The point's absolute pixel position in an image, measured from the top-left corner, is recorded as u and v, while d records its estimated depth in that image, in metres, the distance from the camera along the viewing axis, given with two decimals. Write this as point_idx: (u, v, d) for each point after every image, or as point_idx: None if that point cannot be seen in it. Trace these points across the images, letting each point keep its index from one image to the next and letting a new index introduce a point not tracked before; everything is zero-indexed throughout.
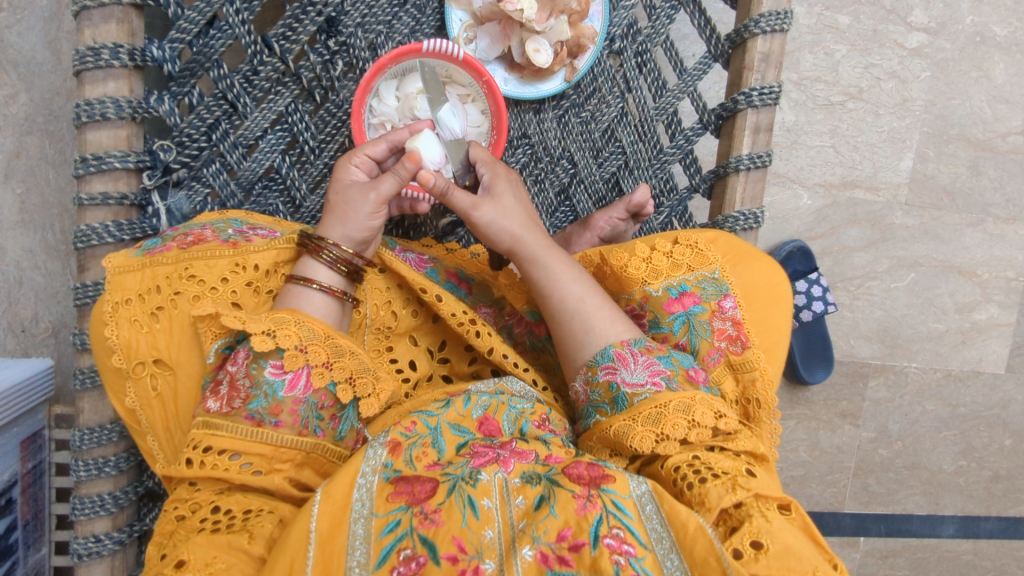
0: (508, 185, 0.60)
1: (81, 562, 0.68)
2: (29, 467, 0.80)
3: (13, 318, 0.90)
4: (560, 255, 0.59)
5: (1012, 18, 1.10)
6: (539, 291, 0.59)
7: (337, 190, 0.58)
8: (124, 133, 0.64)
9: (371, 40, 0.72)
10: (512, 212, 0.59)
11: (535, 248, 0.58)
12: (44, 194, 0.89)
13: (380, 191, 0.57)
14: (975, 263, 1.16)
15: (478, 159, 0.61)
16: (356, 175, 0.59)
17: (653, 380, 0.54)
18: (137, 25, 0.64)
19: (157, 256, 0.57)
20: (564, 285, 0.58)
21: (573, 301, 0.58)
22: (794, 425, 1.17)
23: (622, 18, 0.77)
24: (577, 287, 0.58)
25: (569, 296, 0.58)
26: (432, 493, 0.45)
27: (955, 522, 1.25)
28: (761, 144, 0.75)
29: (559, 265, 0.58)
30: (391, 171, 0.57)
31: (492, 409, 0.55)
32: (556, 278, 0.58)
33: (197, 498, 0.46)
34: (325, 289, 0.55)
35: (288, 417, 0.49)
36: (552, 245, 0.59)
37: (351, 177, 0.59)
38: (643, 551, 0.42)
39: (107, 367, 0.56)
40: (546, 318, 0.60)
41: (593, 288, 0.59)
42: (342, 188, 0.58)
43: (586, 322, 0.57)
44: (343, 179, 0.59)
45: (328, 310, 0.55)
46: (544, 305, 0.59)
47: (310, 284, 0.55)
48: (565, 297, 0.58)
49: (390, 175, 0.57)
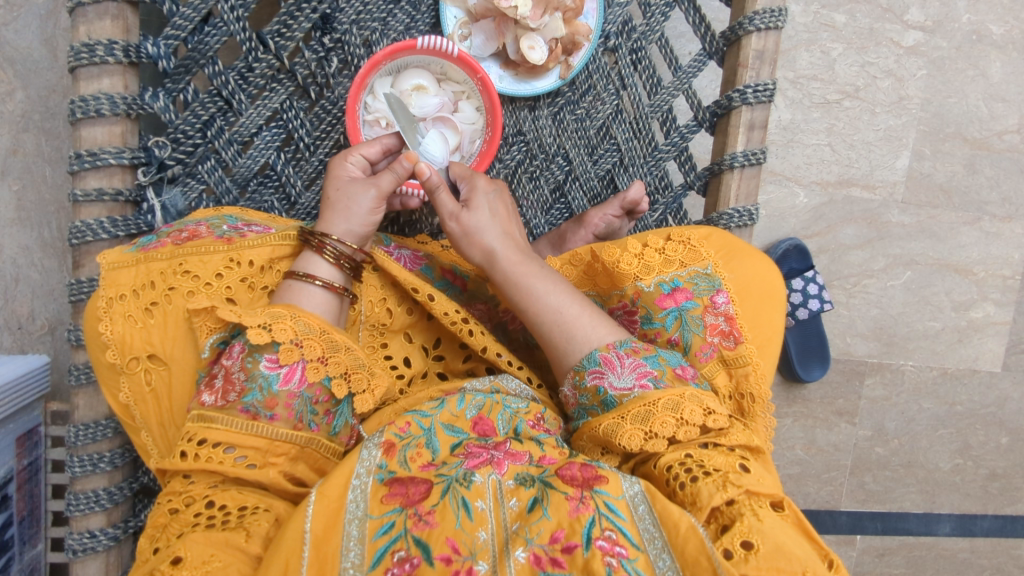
0: (483, 199, 0.61)
1: (76, 558, 0.68)
2: (25, 462, 0.80)
3: (10, 315, 0.90)
4: (535, 268, 0.59)
5: (1009, 17, 1.11)
6: (517, 307, 0.59)
7: (336, 185, 0.58)
8: (120, 129, 0.64)
9: (367, 37, 0.73)
10: (483, 226, 0.59)
11: (508, 263, 0.59)
12: (41, 192, 0.89)
13: (380, 187, 0.58)
14: (972, 262, 1.16)
15: (457, 173, 0.62)
16: (352, 172, 0.60)
17: (641, 383, 0.53)
18: (132, 21, 0.64)
19: (153, 252, 0.57)
20: (541, 297, 0.58)
21: (551, 312, 0.57)
22: (790, 423, 1.17)
23: (617, 15, 0.77)
24: (554, 297, 0.58)
25: (546, 307, 0.57)
26: (427, 494, 0.46)
27: (951, 521, 1.25)
28: (756, 141, 0.75)
29: (534, 277, 0.58)
30: (390, 169, 0.58)
31: (486, 408, 0.56)
32: (532, 290, 0.58)
33: (191, 491, 0.46)
34: (325, 285, 0.55)
35: (283, 411, 0.49)
36: (529, 257, 0.60)
37: (347, 173, 0.59)
38: (635, 552, 0.42)
39: (102, 362, 0.56)
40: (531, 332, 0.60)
41: (572, 296, 0.58)
42: (341, 183, 0.58)
43: (567, 330, 0.57)
44: (338, 180, 0.59)
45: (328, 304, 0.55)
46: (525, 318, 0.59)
47: (311, 280, 0.55)
48: (543, 308, 0.57)
49: (388, 172, 0.58)
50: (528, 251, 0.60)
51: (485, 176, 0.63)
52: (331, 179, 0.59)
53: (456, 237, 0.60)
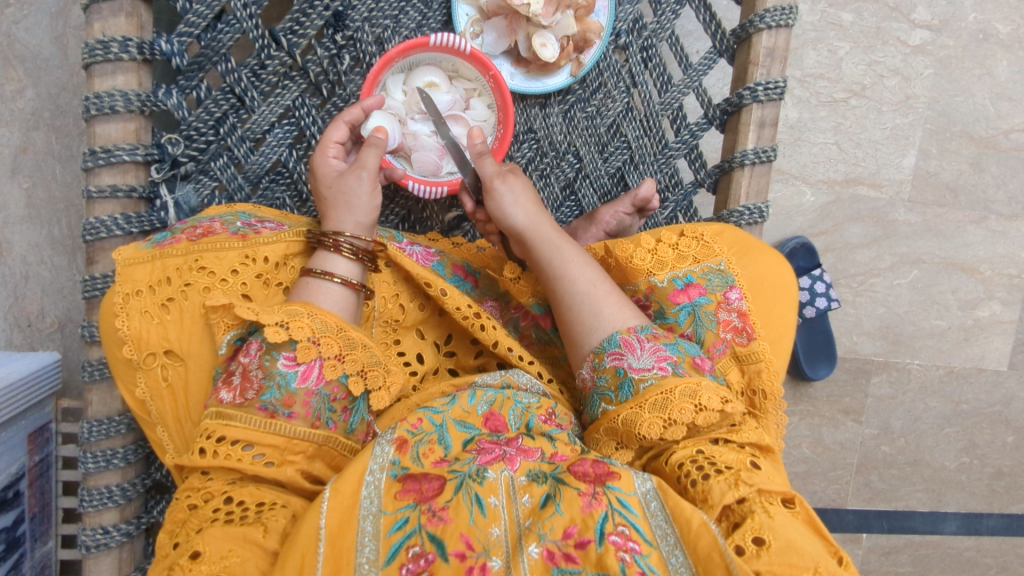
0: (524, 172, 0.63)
1: (90, 554, 0.68)
2: (36, 459, 0.81)
3: (19, 312, 0.90)
4: (570, 243, 0.60)
5: (1015, 15, 1.11)
6: (550, 275, 0.59)
7: (328, 184, 0.58)
8: (134, 126, 0.64)
9: (379, 35, 0.73)
10: (525, 196, 0.60)
11: (547, 231, 0.60)
12: (51, 190, 0.89)
13: (367, 168, 0.58)
14: (978, 260, 1.16)
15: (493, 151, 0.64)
16: (336, 165, 0.60)
17: (659, 364, 0.54)
18: (146, 19, 0.64)
19: (168, 248, 0.57)
20: (577, 269, 0.58)
21: (583, 284, 0.58)
22: (797, 421, 1.17)
23: (628, 13, 0.77)
24: (589, 272, 0.58)
25: (580, 279, 0.58)
26: (440, 491, 0.46)
27: (957, 519, 1.25)
28: (766, 139, 0.75)
29: (570, 250, 0.59)
30: (370, 147, 0.59)
31: (497, 404, 0.55)
32: (568, 262, 0.58)
33: (209, 487, 0.46)
34: (344, 282, 0.55)
35: (301, 409, 0.49)
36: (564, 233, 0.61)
37: (332, 169, 0.60)
38: (648, 548, 0.42)
39: (118, 358, 0.56)
40: (555, 304, 0.59)
41: (603, 276, 0.59)
42: (331, 181, 0.59)
43: (595, 307, 0.57)
44: (330, 179, 0.59)
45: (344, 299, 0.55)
46: (553, 288, 0.59)
47: (330, 277, 0.54)
48: (576, 281, 0.58)
49: (369, 150, 0.59)
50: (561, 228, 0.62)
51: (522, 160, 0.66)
52: (321, 180, 0.59)
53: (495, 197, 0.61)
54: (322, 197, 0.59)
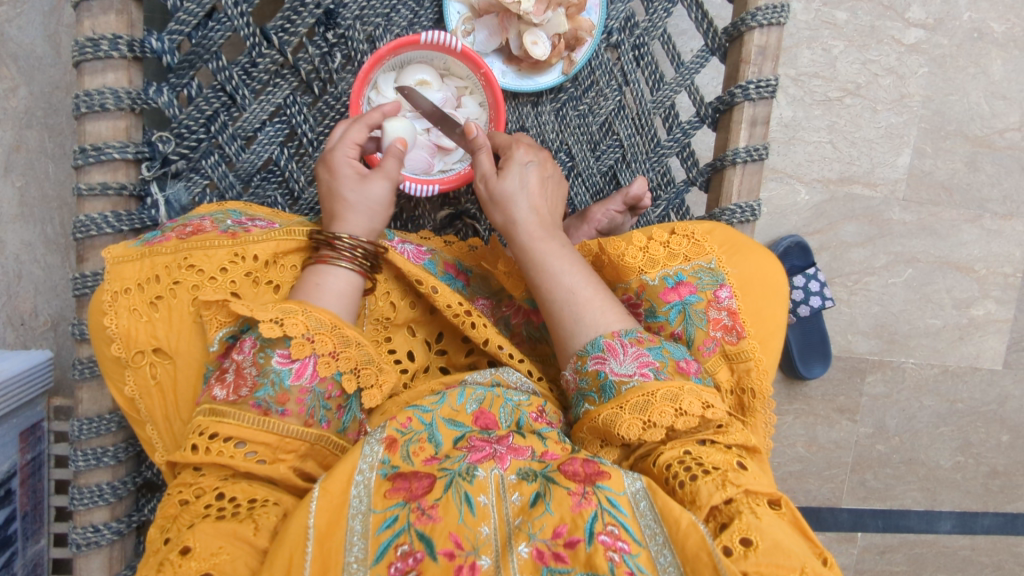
0: (516, 168, 0.62)
1: (80, 552, 0.68)
2: (28, 458, 0.81)
3: (12, 311, 0.90)
4: (555, 247, 0.59)
5: (1010, 14, 1.11)
6: (531, 279, 0.59)
7: (352, 188, 0.58)
8: (123, 124, 0.64)
9: (370, 33, 0.73)
10: (523, 195, 0.61)
11: (526, 233, 0.60)
12: (44, 188, 0.89)
13: (391, 176, 0.60)
14: (973, 259, 1.16)
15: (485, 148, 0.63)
16: (354, 167, 0.59)
17: (640, 372, 0.54)
18: (136, 17, 0.64)
19: (157, 246, 0.57)
20: (557, 274, 0.58)
21: (563, 291, 0.57)
22: (792, 420, 1.17)
23: (620, 11, 0.77)
24: (570, 277, 0.58)
25: (559, 286, 0.58)
26: (429, 489, 0.46)
27: (953, 518, 1.25)
28: (758, 137, 0.75)
29: (552, 255, 0.59)
30: (394, 155, 0.60)
31: (486, 402, 0.55)
32: (548, 267, 0.58)
33: (201, 483, 0.46)
34: (340, 284, 0.55)
35: (295, 406, 0.49)
36: (551, 235, 0.60)
37: (350, 170, 0.59)
38: (637, 548, 0.42)
39: (106, 356, 0.56)
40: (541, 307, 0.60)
41: (588, 279, 0.58)
42: (354, 184, 0.58)
43: (576, 312, 0.57)
44: (353, 184, 0.58)
45: (346, 289, 0.55)
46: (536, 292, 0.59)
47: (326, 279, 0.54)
48: (556, 286, 0.58)
49: (394, 158, 0.60)
50: (552, 228, 0.61)
51: (526, 147, 0.64)
52: (341, 183, 0.58)
53: (483, 199, 0.63)
54: (339, 198, 0.58)
